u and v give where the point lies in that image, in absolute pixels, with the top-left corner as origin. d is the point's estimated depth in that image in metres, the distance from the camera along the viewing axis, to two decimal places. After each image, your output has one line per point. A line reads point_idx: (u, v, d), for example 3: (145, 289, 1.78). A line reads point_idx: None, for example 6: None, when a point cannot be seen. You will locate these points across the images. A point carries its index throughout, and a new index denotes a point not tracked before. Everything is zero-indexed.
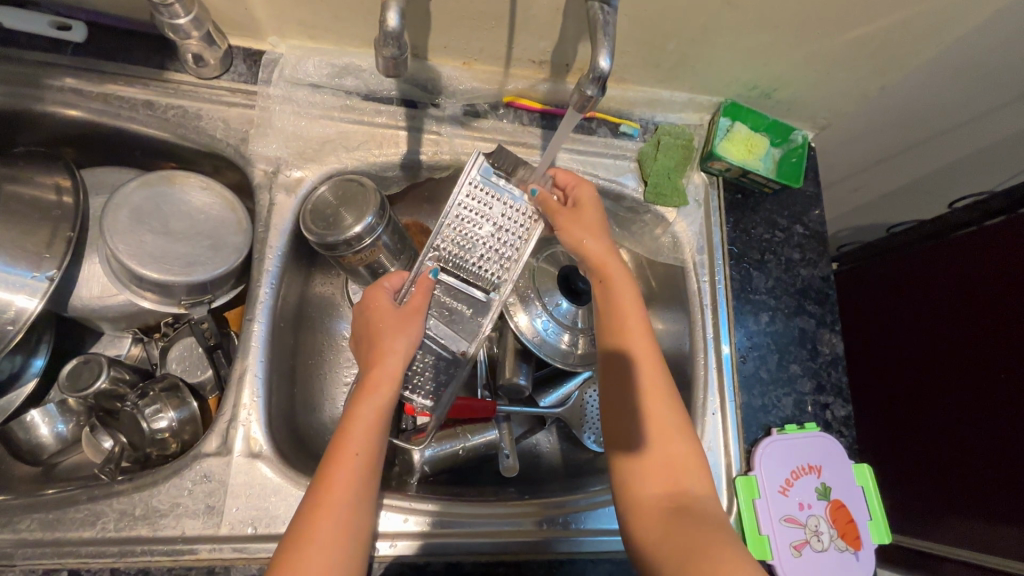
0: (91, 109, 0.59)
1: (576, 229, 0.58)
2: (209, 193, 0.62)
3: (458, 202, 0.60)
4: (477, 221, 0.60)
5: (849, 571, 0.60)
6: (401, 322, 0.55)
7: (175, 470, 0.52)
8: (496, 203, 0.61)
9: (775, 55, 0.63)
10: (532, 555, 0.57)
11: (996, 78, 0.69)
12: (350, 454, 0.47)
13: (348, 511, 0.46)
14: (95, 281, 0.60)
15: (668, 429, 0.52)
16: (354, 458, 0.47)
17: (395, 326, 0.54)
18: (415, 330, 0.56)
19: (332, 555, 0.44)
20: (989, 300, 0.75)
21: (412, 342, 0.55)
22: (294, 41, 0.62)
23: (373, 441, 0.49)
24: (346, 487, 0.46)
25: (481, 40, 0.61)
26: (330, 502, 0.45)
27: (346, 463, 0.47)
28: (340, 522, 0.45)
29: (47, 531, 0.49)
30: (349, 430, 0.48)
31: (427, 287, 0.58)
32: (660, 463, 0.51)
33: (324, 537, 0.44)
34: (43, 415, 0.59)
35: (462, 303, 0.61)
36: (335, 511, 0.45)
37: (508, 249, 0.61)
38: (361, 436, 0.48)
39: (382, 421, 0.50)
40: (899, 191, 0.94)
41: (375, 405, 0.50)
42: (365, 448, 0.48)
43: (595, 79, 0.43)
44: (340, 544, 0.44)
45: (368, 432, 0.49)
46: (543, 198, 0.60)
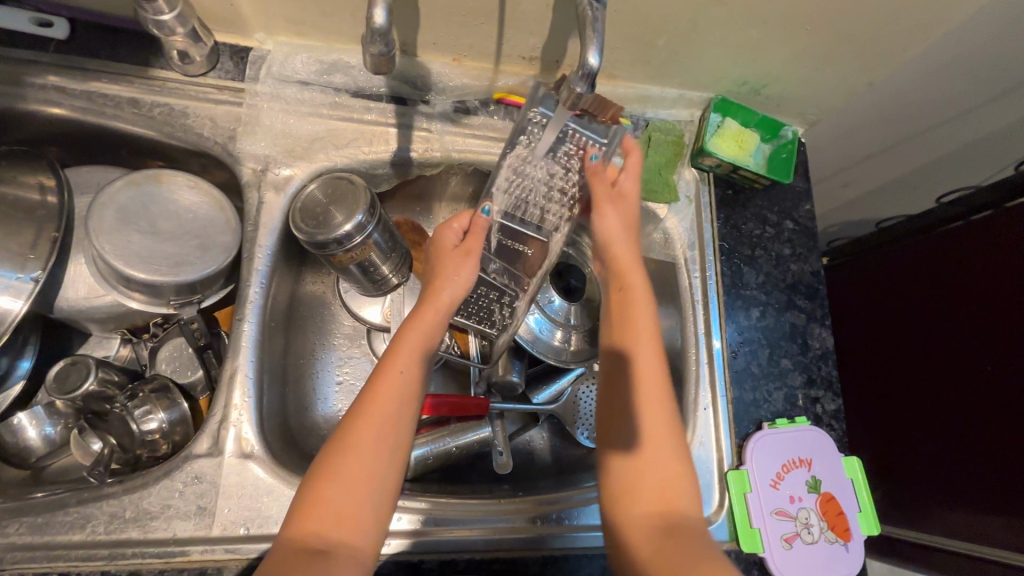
0: (75, 107, 0.58)
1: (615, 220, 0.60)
2: (197, 192, 0.61)
3: (518, 144, 0.57)
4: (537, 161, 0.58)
5: (839, 562, 0.61)
6: (457, 259, 0.58)
7: (166, 472, 0.52)
8: (560, 140, 0.57)
9: (764, 50, 0.63)
10: (524, 552, 0.57)
11: (982, 74, 0.69)
12: (394, 372, 0.51)
13: (387, 429, 0.49)
14: (81, 281, 0.59)
15: (662, 451, 0.53)
16: (396, 375, 0.51)
17: (454, 261, 0.58)
18: (471, 268, 0.57)
19: (369, 464, 0.47)
20: (977, 295, 0.76)
21: (467, 279, 0.57)
22: (281, 38, 0.62)
23: (415, 366, 0.52)
24: (390, 402, 0.50)
25: (471, 36, 0.60)
26: (371, 418, 0.49)
27: (388, 383, 0.50)
28: (378, 436, 0.48)
29: (36, 535, 0.48)
30: (395, 350, 0.52)
31: (482, 228, 0.58)
32: (648, 481, 0.51)
33: (362, 448, 0.47)
34: (31, 417, 0.58)
35: (524, 245, 0.62)
36: (375, 427, 0.48)
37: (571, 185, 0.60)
38: (405, 360, 0.52)
39: (427, 349, 0.54)
40: (888, 185, 0.95)
41: (422, 334, 0.54)
42: (407, 368, 0.52)
43: (584, 76, 0.44)
44: (377, 456, 0.48)
45: (412, 356, 0.52)
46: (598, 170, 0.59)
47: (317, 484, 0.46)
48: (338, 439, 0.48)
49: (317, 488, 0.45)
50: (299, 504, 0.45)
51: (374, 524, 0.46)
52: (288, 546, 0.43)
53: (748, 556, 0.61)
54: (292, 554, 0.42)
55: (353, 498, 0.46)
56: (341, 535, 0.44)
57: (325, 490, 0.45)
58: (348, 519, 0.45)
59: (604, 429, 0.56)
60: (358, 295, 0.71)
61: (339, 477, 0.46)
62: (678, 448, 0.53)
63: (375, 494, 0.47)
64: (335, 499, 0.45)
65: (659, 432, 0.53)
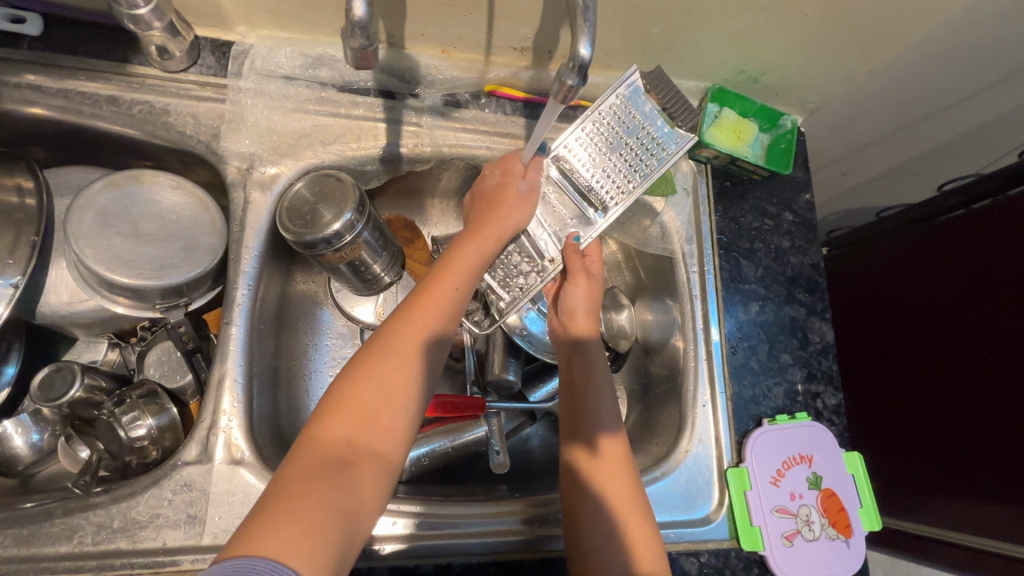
0: (51, 106, 0.56)
1: (581, 298, 0.61)
2: (181, 193, 0.59)
3: (600, 111, 0.61)
4: (608, 133, 0.62)
5: (840, 559, 0.61)
6: (511, 195, 0.58)
7: (155, 480, 0.51)
8: (635, 125, 0.61)
9: (762, 38, 0.61)
10: (521, 554, 0.56)
11: (985, 60, 0.67)
12: (449, 287, 0.50)
13: (427, 346, 0.47)
14: (64, 286, 0.58)
15: (628, 509, 0.52)
16: (450, 288, 0.50)
17: (518, 197, 0.58)
18: (529, 211, 0.59)
19: (410, 374, 0.45)
20: (977, 284, 0.75)
21: (520, 217, 0.58)
22: (264, 32, 0.60)
23: (464, 288, 0.51)
24: (439, 315, 0.49)
25: (460, 27, 0.58)
26: (420, 328, 0.47)
27: (434, 298, 0.49)
28: (424, 349, 0.47)
29: (21, 546, 0.47)
30: (451, 265, 0.52)
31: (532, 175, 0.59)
32: (637, 510, 0.52)
33: (408, 357, 0.46)
34: (18, 424, 0.57)
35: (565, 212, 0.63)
36: (421, 337, 0.47)
37: (632, 170, 0.61)
38: (456, 280, 0.51)
39: (474, 272, 0.53)
40: (889, 173, 0.94)
41: (478, 256, 0.54)
42: (461, 286, 0.51)
43: (576, 68, 0.41)
44: (420, 370, 0.46)
45: (467, 277, 0.52)
46: (574, 249, 0.60)
47: (353, 383, 0.44)
48: (381, 343, 0.46)
49: (350, 394, 0.43)
50: (329, 408, 0.43)
51: (403, 442, 0.44)
52: (316, 450, 0.41)
53: (748, 554, 0.60)
54: (320, 459, 0.40)
55: (390, 406, 0.44)
56: (372, 446, 0.42)
57: (361, 392, 0.43)
58: (380, 430, 0.43)
59: (579, 434, 0.56)
60: (351, 294, 0.70)
61: (378, 382, 0.44)
62: (641, 505, 0.53)
63: (408, 410, 0.45)
64: (370, 407, 0.43)
65: (623, 493, 0.52)
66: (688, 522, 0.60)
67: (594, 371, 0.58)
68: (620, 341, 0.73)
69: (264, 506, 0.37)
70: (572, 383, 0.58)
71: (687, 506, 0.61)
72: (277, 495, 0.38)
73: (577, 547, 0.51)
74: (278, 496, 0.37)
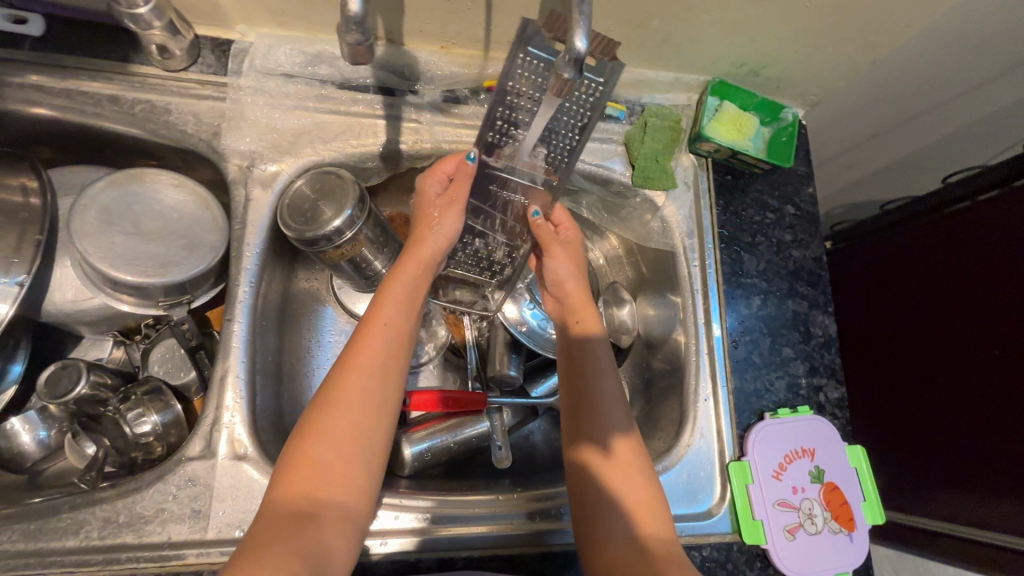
0: (54, 106, 0.56)
1: (564, 265, 0.62)
2: (183, 191, 0.60)
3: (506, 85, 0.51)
4: (529, 103, 0.53)
5: (843, 552, 0.61)
6: (439, 207, 0.57)
7: (159, 475, 0.51)
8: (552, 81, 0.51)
9: (763, 31, 0.61)
10: (524, 548, 0.56)
11: (990, 50, 0.67)
12: (380, 327, 0.50)
13: (375, 387, 0.48)
14: (69, 284, 0.58)
15: (629, 465, 0.52)
16: (382, 329, 0.50)
17: (441, 216, 0.57)
18: (454, 220, 0.58)
19: (356, 420, 0.46)
20: (985, 276, 0.74)
21: (450, 232, 0.58)
22: (264, 30, 0.60)
23: (401, 322, 0.52)
24: (375, 356, 0.49)
25: (458, 23, 0.58)
26: (358, 374, 0.47)
27: (376, 338, 0.49)
28: (366, 392, 0.47)
29: (29, 541, 0.48)
30: (380, 306, 0.52)
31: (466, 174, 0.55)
32: (641, 471, 0.52)
33: (351, 404, 0.46)
34: (24, 422, 0.58)
35: (519, 198, 0.61)
36: (362, 381, 0.47)
37: (569, 131, 0.55)
38: (389, 316, 0.51)
39: (411, 305, 0.53)
40: (892, 166, 0.93)
41: (406, 290, 0.53)
42: (392, 322, 0.51)
43: (571, 61, 0.41)
44: (367, 415, 0.46)
45: (398, 312, 0.52)
46: (541, 225, 0.61)
47: (302, 442, 0.44)
48: (322, 398, 0.46)
49: (305, 447, 0.44)
50: (288, 462, 0.43)
51: (365, 483, 0.45)
52: (278, 508, 0.41)
53: (751, 547, 0.60)
54: (283, 515, 0.41)
55: (343, 456, 0.44)
56: (330, 495, 0.43)
57: (312, 450, 0.44)
58: (339, 478, 0.44)
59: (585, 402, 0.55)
60: (353, 291, 0.70)
61: (327, 437, 0.44)
62: (643, 464, 0.53)
63: (365, 452, 0.45)
64: (321, 457, 0.43)
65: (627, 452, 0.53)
66: (690, 516, 0.60)
67: (592, 342, 0.58)
68: (621, 336, 0.74)
69: (232, 563, 0.37)
70: (572, 356, 0.59)
71: (689, 499, 0.61)
72: (244, 554, 0.37)
73: (582, 508, 0.52)
74: (244, 553, 0.38)
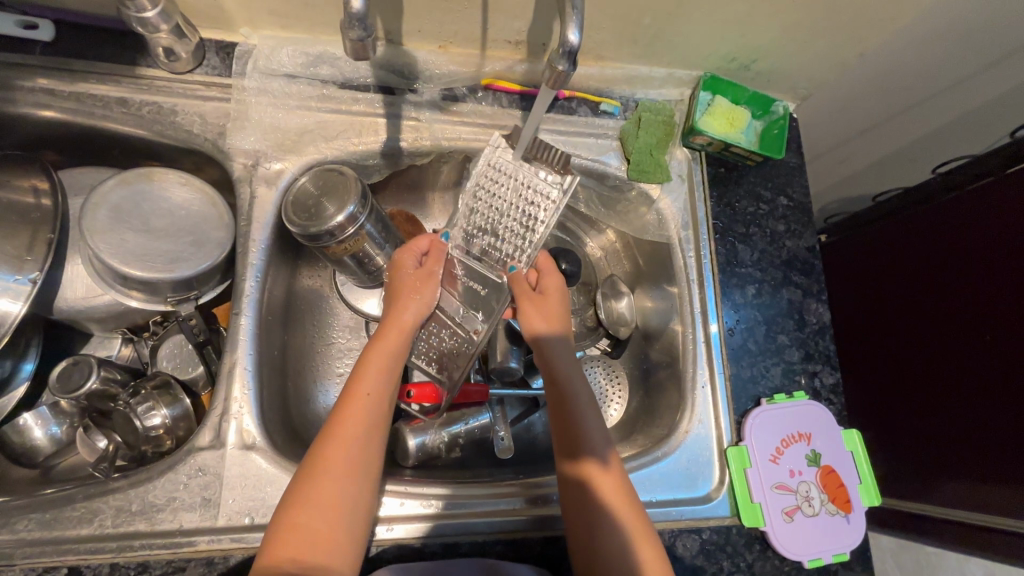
0: (64, 109, 0.58)
1: (537, 315, 0.60)
2: (190, 189, 0.61)
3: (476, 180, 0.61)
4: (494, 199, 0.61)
5: (840, 534, 0.62)
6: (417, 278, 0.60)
7: (171, 465, 0.52)
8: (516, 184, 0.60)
9: (752, 25, 0.63)
10: (527, 533, 0.57)
11: (974, 43, 0.68)
12: (361, 397, 0.52)
13: (355, 455, 0.49)
14: (79, 281, 0.60)
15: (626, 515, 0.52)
16: (363, 398, 0.52)
17: (421, 284, 0.59)
18: (433, 291, 0.60)
19: (340, 488, 0.47)
20: (977, 265, 0.75)
21: (430, 301, 0.59)
22: (266, 32, 0.62)
23: (381, 392, 0.53)
24: (357, 425, 0.50)
25: (455, 22, 0.60)
26: (341, 444, 0.49)
27: (356, 409, 0.51)
28: (349, 460, 0.48)
29: (44, 530, 0.49)
30: (361, 374, 0.53)
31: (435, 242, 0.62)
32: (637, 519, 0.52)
33: (334, 473, 0.47)
34: (36, 417, 0.59)
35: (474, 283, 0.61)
36: (344, 451, 0.49)
37: (525, 230, 0.61)
38: (371, 383, 0.53)
39: (392, 371, 0.55)
40: (884, 159, 0.95)
41: (386, 358, 0.55)
42: (373, 390, 0.52)
43: (566, 54, 0.43)
44: (350, 483, 0.48)
45: (379, 379, 0.53)
46: (519, 278, 0.60)
47: (289, 510, 0.46)
48: (308, 466, 0.48)
49: (290, 516, 0.45)
50: (275, 528, 0.45)
51: (350, 547, 0.46)
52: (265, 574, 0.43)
53: (750, 530, 0.61)
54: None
55: (329, 523, 0.46)
56: (318, 560, 0.44)
57: (297, 519, 0.45)
58: (323, 544, 0.45)
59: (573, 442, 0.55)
60: (355, 287, 0.72)
61: (312, 505, 0.46)
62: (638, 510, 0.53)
63: (348, 517, 0.47)
64: (307, 525, 0.45)
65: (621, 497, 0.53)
66: (690, 500, 0.61)
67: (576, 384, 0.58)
68: (620, 328, 0.75)
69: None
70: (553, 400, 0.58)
71: (688, 484, 0.62)
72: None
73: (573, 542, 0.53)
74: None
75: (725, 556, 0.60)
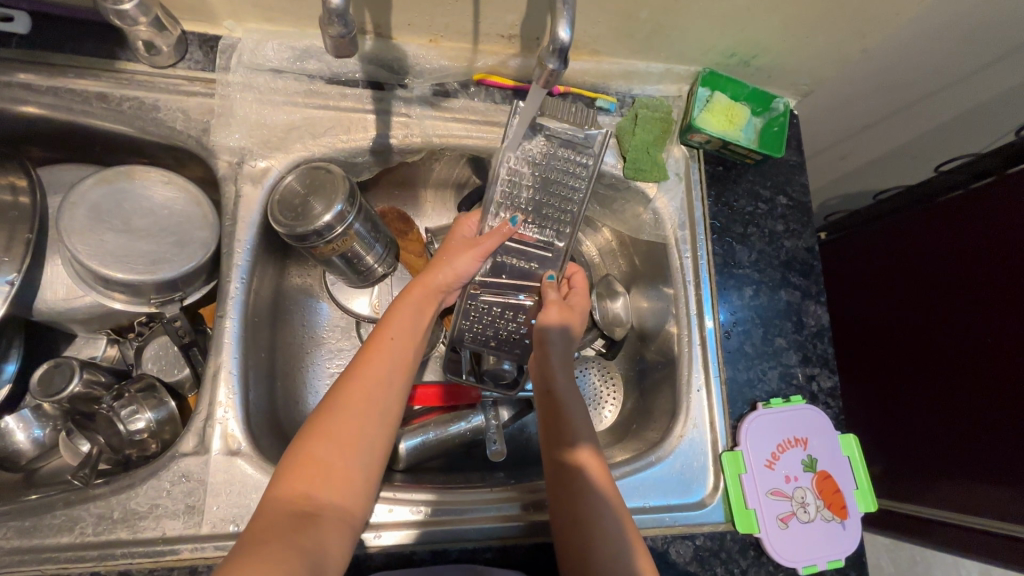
0: (42, 104, 0.56)
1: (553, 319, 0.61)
2: (172, 188, 0.60)
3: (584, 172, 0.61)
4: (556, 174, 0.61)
5: (835, 540, 0.61)
6: (461, 247, 0.59)
7: (154, 471, 0.51)
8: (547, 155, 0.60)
9: (752, 21, 0.61)
10: (517, 539, 0.57)
11: (980, 39, 0.66)
12: (386, 341, 0.52)
13: (376, 396, 0.49)
14: (60, 283, 0.58)
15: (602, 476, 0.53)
16: (388, 342, 0.52)
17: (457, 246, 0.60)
18: (471, 260, 0.58)
19: (361, 427, 0.47)
20: (978, 266, 0.74)
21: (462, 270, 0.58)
22: (251, 25, 0.60)
23: (406, 338, 0.53)
24: (381, 368, 0.50)
25: (447, 16, 0.58)
26: (366, 384, 0.49)
27: (383, 351, 0.51)
28: (372, 399, 0.49)
29: (24, 538, 0.48)
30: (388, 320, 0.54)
31: (507, 236, 0.59)
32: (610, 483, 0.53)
33: (356, 410, 0.48)
34: (19, 420, 0.58)
35: (531, 262, 0.63)
36: (368, 390, 0.49)
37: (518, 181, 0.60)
38: (396, 330, 0.53)
39: (417, 323, 0.55)
40: (887, 156, 0.93)
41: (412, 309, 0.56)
42: (398, 335, 0.53)
43: (557, 52, 0.41)
44: (370, 423, 0.48)
45: (404, 325, 0.54)
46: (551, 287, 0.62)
47: (306, 444, 0.45)
48: (331, 401, 0.48)
49: (309, 448, 0.45)
50: (288, 465, 0.45)
51: (362, 492, 0.46)
52: (276, 507, 0.42)
53: (744, 536, 0.60)
54: (282, 513, 0.42)
55: (345, 459, 0.46)
56: (330, 497, 0.44)
57: (314, 451, 0.45)
58: (338, 483, 0.45)
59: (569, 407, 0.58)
60: (346, 287, 0.71)
61: (330, 439, 0.46)
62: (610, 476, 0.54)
63: (363, 458, 0.47)
64: (325, 459, 0.45)
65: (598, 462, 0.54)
66: (684, 506, 0.60)
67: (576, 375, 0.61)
68: (615, 329, 0.74)
69: (231, 558, 0.38)
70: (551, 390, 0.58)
71: (682, 490, 0.61)
72: (243, 551, 0.38)
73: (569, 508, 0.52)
74: (242, 548, 0.38)
75: (718, 562, 0.59)
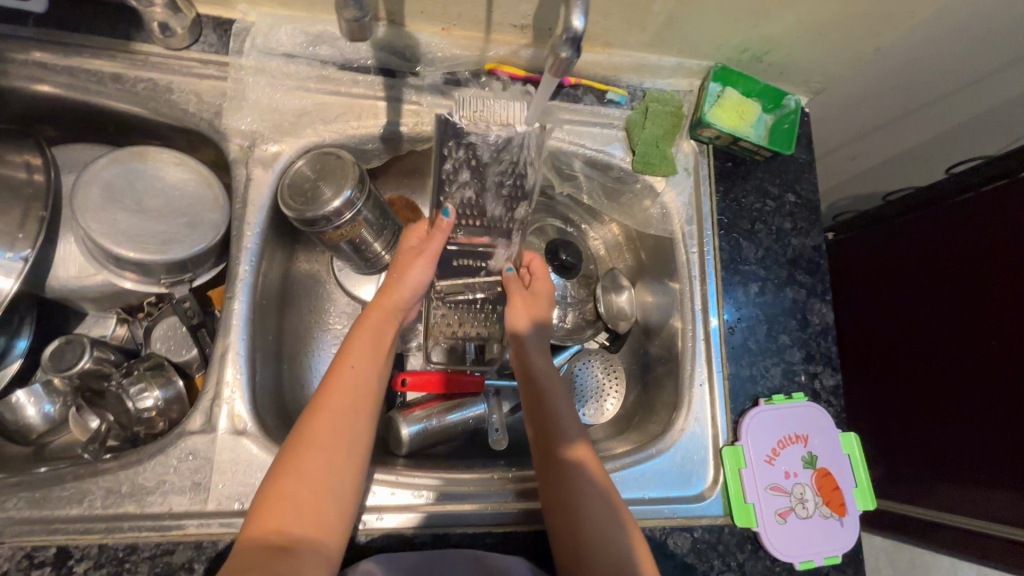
0: (58, 83, 0.57)
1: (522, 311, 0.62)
2: (184, 169, 0.60)
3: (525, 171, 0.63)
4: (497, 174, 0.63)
5: (833, 537, 0.61)
6: (409, 259, 0.59)
7: (161, 448, 0.52)
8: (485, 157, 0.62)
9: (765, 16, 0.61)
10: (517, 526, 0.57)
11: (996, 41, 0.66)
12: (347, 370, 0.52)
13: (342, 427, 0.48)
14: (72, 261, 0.59)
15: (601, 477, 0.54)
16: (348, 371, 0.52)
17: (405, 259, 0.59)
18: (421, 271, 0.58)
19: (328, 461, 0.47)
20: (986, 270, 0.74)
21: (416, 284, 0.58)
22: (265, 9, 0.60)
23: (369, 363, 0.53)
24: (345, 397, 0.50)
25: (459, 5, 0.58)
26: (330, 415, 0.49)
27: (343, 380, 0.51)
28: (336, 431, 0.48)
29: (34, 509, 0.49)
30: (349, 349, 0.53)
31: (445, 232, 0.58)
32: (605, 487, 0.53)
33: (321, 444, 0.47)
34: (30, 395, 0.59)
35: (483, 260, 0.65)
36: (332, 422, 0.48)
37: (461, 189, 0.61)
38: (356, 357, 0.53)
39: (378, 346, 0.55)
40: (898, 157, 0.92)
41: (372, 336, 0.55)
42: (358, 363, 0.53)
43: (570, 40, 0.42)
44: (338, 455, 0.47)
45: (364, 351, 0.54)
46: (510, 279, 0.64)
47: (275, 481, 0.45)
48: (296, 437, 0.48)
49: (278, 485, 0.45)
50: (258, 505, 0.45)
51: (337, 523, 0.46)
52: (249, 546, 0.42)
53: (742, 530, 0.61)
54: (257, 551, 0.42)
55: (314, 495, 0.45)
56: (303, 532, 0.44)
57: (284, 490, 0.45)
58: (310, 517, 0.45)
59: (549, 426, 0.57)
60: (353, 274, 0.71)
61: (298, 475, 0.45)
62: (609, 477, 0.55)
63: (337, 490, 0.46)
64: (293, 496, 0.45)
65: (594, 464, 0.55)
66: (683, 498, 0.61)
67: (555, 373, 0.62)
68: (619, 322, 0.74)
69: None
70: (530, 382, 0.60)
71: (682, 482, 0.62)
72: None
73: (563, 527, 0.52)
74: None
75: (716, 555, 0.59)
